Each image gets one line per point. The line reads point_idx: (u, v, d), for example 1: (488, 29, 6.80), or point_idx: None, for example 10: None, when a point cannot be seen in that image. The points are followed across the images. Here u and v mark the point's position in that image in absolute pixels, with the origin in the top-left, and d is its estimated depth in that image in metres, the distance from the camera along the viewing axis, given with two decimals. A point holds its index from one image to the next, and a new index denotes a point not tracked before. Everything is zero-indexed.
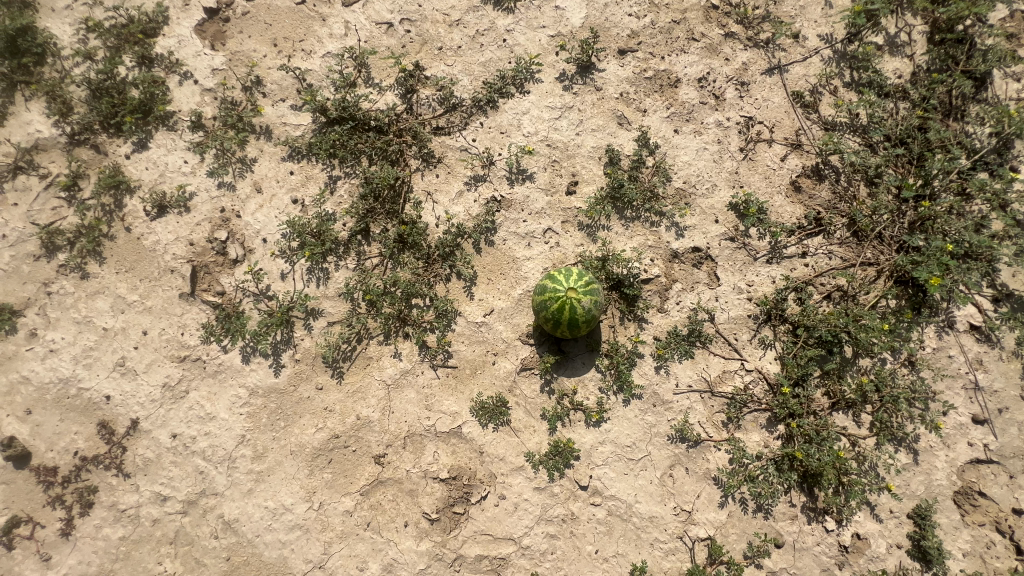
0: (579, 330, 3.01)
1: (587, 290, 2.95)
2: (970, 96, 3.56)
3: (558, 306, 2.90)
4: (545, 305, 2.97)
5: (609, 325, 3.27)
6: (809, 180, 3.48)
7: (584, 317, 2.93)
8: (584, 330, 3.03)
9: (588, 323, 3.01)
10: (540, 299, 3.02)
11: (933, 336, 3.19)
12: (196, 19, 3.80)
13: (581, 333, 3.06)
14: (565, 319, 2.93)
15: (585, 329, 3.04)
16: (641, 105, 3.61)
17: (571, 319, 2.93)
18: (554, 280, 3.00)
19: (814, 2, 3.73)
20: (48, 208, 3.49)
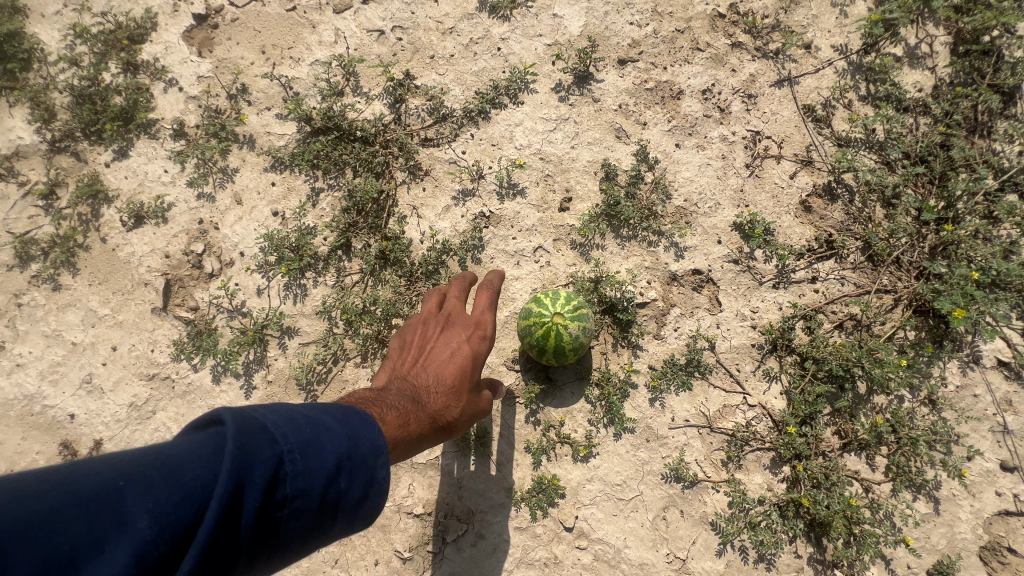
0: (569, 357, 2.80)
1: (575, 315, 2.74)
2: (998, 111, 3.31)
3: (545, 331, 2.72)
4: (530, 330, 2.76)
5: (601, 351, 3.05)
6: (820, 199, 3.24)
7: (571, 344, 2.72)
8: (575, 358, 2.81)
9: (579, 350, 2.79)
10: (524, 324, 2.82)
11: (956, 373, 2.91)
12: (184, 26, 3.72)
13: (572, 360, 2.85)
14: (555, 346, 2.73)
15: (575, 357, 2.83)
16: (641, 118, 3.41)
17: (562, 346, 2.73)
18: (540, 303, 2.79)
19: (828, 10, 3.52)
20: (25, 217, 3.41)
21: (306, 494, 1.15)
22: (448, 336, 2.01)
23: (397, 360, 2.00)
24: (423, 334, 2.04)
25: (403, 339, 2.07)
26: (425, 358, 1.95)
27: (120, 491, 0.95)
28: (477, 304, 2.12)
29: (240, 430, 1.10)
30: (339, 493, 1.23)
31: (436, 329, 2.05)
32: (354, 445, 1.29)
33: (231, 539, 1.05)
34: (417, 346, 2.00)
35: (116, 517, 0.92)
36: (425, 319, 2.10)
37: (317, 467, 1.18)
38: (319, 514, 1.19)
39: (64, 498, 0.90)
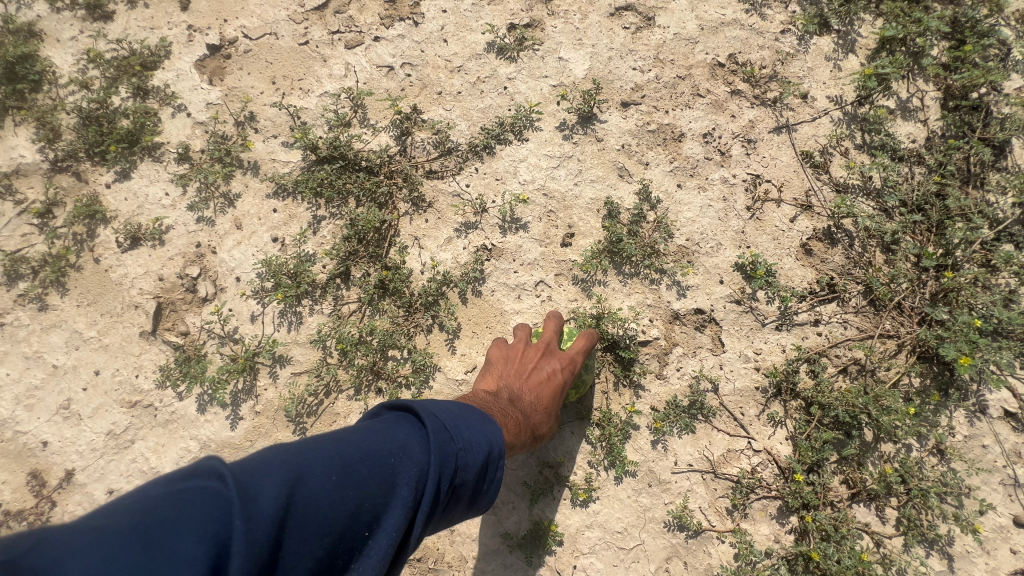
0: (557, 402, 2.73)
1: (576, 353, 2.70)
2: (990, 164, 3.41)
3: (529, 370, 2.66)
4: None
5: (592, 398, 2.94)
6: (820, 243, 3.26)
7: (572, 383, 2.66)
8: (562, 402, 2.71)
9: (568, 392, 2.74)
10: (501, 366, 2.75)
11: (963, 422, 2.85)
12: (197, 55, 3.79)
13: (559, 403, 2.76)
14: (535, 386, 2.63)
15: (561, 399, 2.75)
16: (643, 158, 3.47)
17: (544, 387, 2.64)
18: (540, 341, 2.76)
19: (822, 64, 3.67)
20: (19, 235, 3.36)
21: (473, 475, 1.55)
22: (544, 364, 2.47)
23: (500, 371, 2.45)
24: (526, 355, 2.51)
25: (505, 355, 2.52)
26: (524, 374, 2.39)
27: (386, 464, 1.33)
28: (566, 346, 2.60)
29: (433, 427, 1.49)
30: (487, 481, 1.63)
31: (534, 357, 2.50)
32: (495, 442, 1.67)
33: (437, 507, 1.43)
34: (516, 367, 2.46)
35: (387, 483, 1.31)
36: (525, 346, 2.57)
37: (478, 459, 1.57)
38: (478, 491, 1.60)
39: (359, 469, 1.30)
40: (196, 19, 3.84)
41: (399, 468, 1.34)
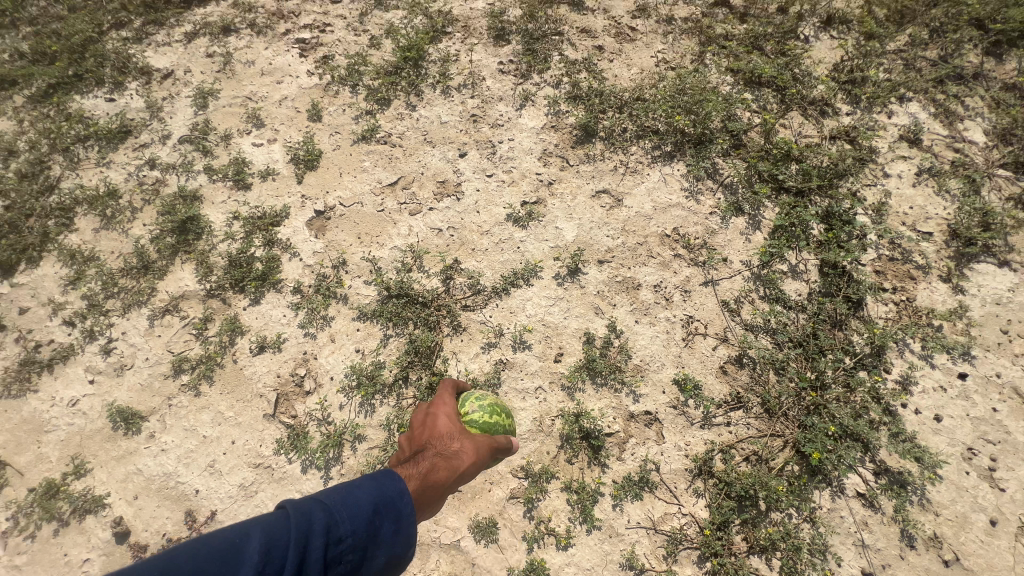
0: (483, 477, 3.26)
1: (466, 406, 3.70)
2: (851, 314, 4.97)
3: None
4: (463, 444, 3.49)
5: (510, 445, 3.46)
6: (732, 366, 4.74)
7: (479, 416, 3.54)
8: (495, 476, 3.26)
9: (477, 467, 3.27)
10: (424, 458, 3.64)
11: (827, 498, 4.15)
12: (307, 215, 5.62)
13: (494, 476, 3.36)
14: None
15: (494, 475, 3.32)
16: (612, 301, 5.05)
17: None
18: None
19: (737, 237, 5.42)
20: (182, 340, 4.89)
21: (347, 532, 1.98)
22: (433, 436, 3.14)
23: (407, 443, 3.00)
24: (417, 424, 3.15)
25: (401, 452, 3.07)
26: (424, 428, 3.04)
27: (239, 546, 1.68)
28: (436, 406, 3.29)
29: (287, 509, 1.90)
30: (368, 531, 2.06)
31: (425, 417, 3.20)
32: (367, 502, 2.13)
33: (312, 568, 1.83)
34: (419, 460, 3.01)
35: (241, 554, 1.67)
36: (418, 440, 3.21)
37: (348, 516, 2.03)
38: (369, 542, 2.05)
39: (205, 555, 1.61)
40: (307, 190, 5.80)
41: (249, 543, 1.71)
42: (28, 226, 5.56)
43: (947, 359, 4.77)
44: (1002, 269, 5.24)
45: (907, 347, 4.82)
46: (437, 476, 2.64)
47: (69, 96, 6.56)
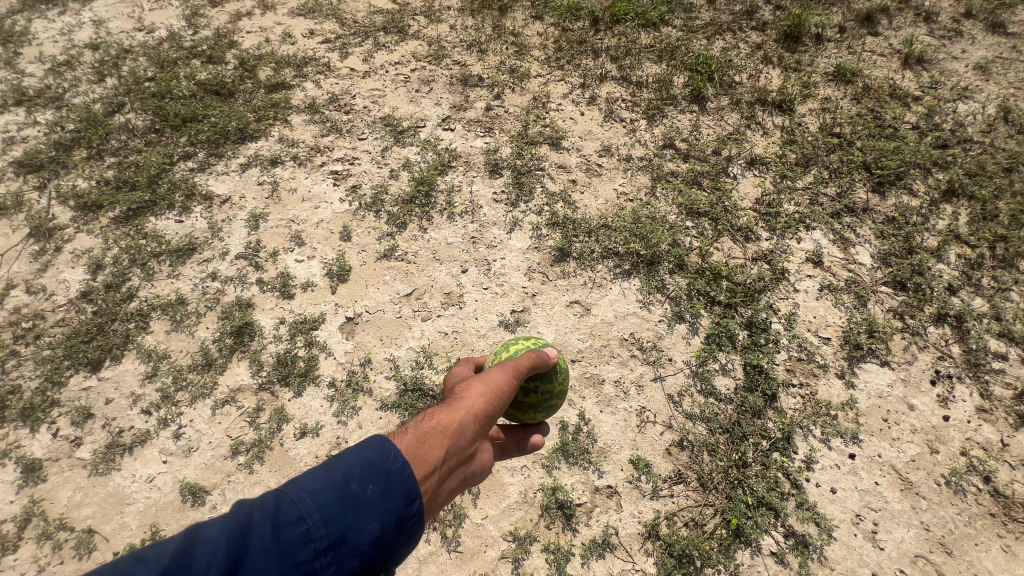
0: (547, 400, 4.77)
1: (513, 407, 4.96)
2: (768, 404, 6.38)
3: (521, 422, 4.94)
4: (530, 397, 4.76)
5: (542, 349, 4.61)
6: (675, 447, 6.07)
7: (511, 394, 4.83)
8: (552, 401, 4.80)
9: (533, 393, 4.71)
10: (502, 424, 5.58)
11: (748, 556, 5.35)
12: (339, 321, 7.05)
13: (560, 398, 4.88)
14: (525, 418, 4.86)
15: (557, 396, 4.86)
16: (582, 393, 6.45)
17: (532, 415, 4.84)
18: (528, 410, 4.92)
19: (679, 340, 6.94)
20: (238, 426, 6.10)
21: (310, 506, 2.44)
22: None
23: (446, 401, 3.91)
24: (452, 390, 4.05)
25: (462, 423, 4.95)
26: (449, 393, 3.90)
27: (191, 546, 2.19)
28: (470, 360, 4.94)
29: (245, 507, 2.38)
30: (338, 499, 2.52)
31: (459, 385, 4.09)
32: (336, 478, 2.58)
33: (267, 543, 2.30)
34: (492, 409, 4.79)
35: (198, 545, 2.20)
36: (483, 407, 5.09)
37: (313, 492, 2.50)
38: (349, 501, 2.52)
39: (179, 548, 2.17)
40: (340, 300, 7.26)
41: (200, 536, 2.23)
42: (112, 328, 6.89)
43: (841, 441, 6.16)
44: (882, 367, 6.79)
45: (811, 432, 6.21)
46: (430, 430, 3.13)
47: (147, 218, 8.14)
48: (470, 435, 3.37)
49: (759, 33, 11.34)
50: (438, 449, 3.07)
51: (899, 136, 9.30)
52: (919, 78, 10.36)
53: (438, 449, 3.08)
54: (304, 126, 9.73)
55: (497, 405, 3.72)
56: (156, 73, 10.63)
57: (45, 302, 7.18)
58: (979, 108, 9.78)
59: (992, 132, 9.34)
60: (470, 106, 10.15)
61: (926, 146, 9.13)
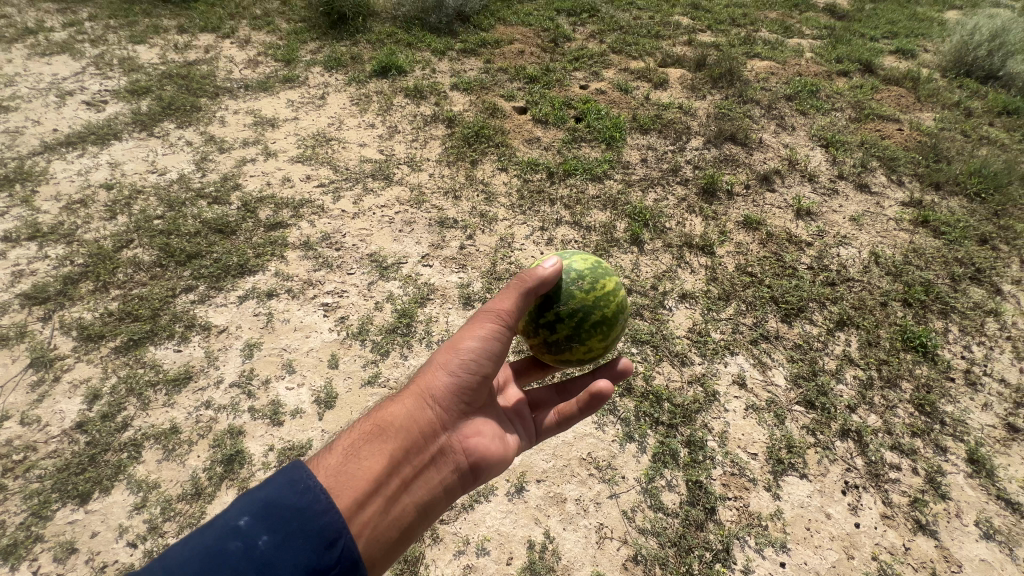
0: (586, 312, 5.84)
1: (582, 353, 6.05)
2: (709, 517, 7.33)
3: (592, 355, 6.14)
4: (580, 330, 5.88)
5: (524, 272, 5.71)
6: (631, 562, 6.93)
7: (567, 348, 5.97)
8: (592, 317, 5.84)
9: (567, 320, 5.84)
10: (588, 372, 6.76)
11: None
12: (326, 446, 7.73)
13: (597, 300, 5.89)
14: (588, 353, 6.05)
15: (595, 312, 5.87)
16: (546, 512, 7.40)
17: (589, 343, 5.99)
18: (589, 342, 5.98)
19: (631, 457, 7.99)
20: None
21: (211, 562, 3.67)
22: (534, 336, 6.07)
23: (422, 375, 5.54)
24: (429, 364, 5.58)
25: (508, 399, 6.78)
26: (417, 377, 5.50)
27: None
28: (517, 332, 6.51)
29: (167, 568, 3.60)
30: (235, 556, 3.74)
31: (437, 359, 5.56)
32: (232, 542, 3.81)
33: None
34: (557, 357, 6.14)
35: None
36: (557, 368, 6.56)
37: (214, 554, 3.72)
38: (245, 555, 3.75)
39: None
40: (327, 425, 7.99)
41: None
42: (104, 459, 7.35)
43: (772, 551, 7.11)
44: (801, 480, 7.96)
45: (746, 543, 7.16)
46: (370, 442, 5.00)
47: (145, 347, 8.88)
48: (406, 424, 5.17)
49: (683, 187, 13.93)
50: (374, 454, 4.91)
51: (797, 275, 11.42)
52: (810, 226, 12.87)
53: (376, 452, 4.94)
54: (298, 260, 10.97)
55: (429, 390, 5.39)
56: (165, 212, 11.96)
57: (38, 433, 7.65)
58: (857, 252, 12.18)
59: (868, 272, 11.60)
60: (446, 244, 11.78)
61: (819, 284, 11.23)
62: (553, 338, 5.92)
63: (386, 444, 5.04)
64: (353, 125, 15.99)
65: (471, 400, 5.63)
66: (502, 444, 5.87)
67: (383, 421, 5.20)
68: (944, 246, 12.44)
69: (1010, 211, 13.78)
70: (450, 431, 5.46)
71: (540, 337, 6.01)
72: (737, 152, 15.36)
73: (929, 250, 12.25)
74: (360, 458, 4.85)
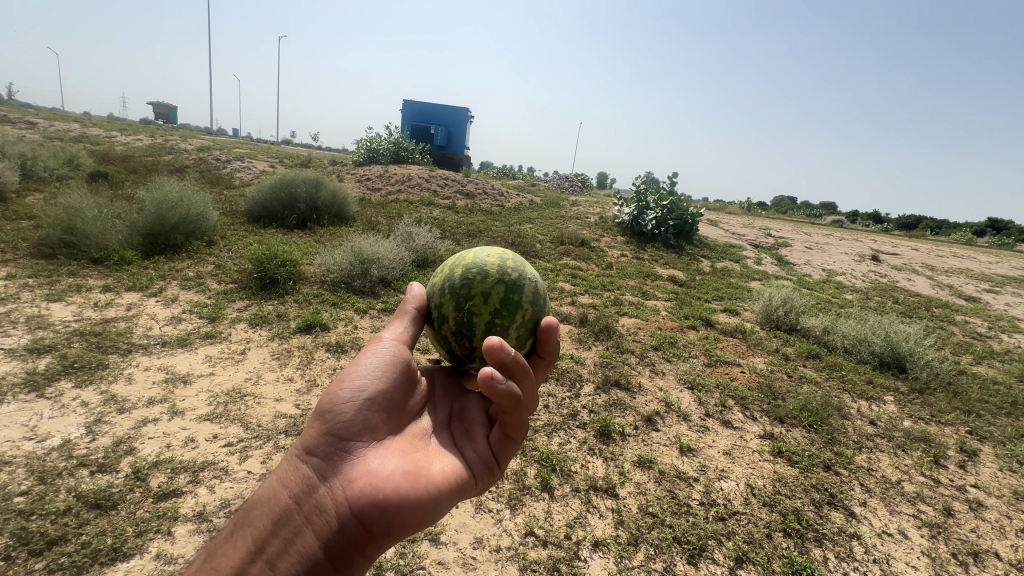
0: (451, 278, 7.01)
1: (475, 296, 6.73)
2: None
3: (495, 298, 6.73)
4: (457, 290, 6.85)
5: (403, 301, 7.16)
6: None
7: (458, 306, 6.78)
8: (456, 279, 6.93)
9: (445, 296, 6.97)
10: (528, 320, 6.88)
11: None
12: None
13: (453, 269, 7.10)
14: (488, 300, 6.69)
15: (457, 275, 7.00)
16: None
17: (480, 292, 6.76)
18: (467, 286, 6.81)
19: None
20: None
21: None
22: (453, 335, 6.90)
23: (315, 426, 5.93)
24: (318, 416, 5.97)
25: (458, 429, 6.70)
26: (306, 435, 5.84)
27: None
28: (468, 365, 7.38)
29: None
30: None
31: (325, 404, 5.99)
32: None
33: None
34: (474, 330, 6.72)
35: None
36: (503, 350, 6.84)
37: None
38: None
39: None
40: None
41: None
42: None
43: None
44: None
45: None
46: (236, 528, 5.20)
47: None
48: (272, 493, 5.30)
49: (583, 430, 15.61)
50: (235, 542, 5.04)
51: (692, 511, 12.48)
52: (693, 462, 14.65)
53: (241, 535, 5.09)
54: (188, 535, 9.96)
55: (300, 450, 5.57)
56: (32, 486, 10.76)
57: None
58: (735, 484, 13.82)
59: (749, 504, 13.03)
60: None
61: (712, 520, 12.28)
62: (451, 320, 6.85)
63: (249, 526, 5.14)
64: (271, 379, 16.57)
65: (348, 444, 5.61)
66: (401, 480, 5.38)
67: (249, 501, 5.34)
68: (801, 474, 14.59)
69: (839, 437, 16.88)
70: (329, 483, 5.32)
71: (452, 332, 6.90)
72: (623, 396, 17.96)
73: (790, 478, 14.28)
74: (218, 553, 4.99)
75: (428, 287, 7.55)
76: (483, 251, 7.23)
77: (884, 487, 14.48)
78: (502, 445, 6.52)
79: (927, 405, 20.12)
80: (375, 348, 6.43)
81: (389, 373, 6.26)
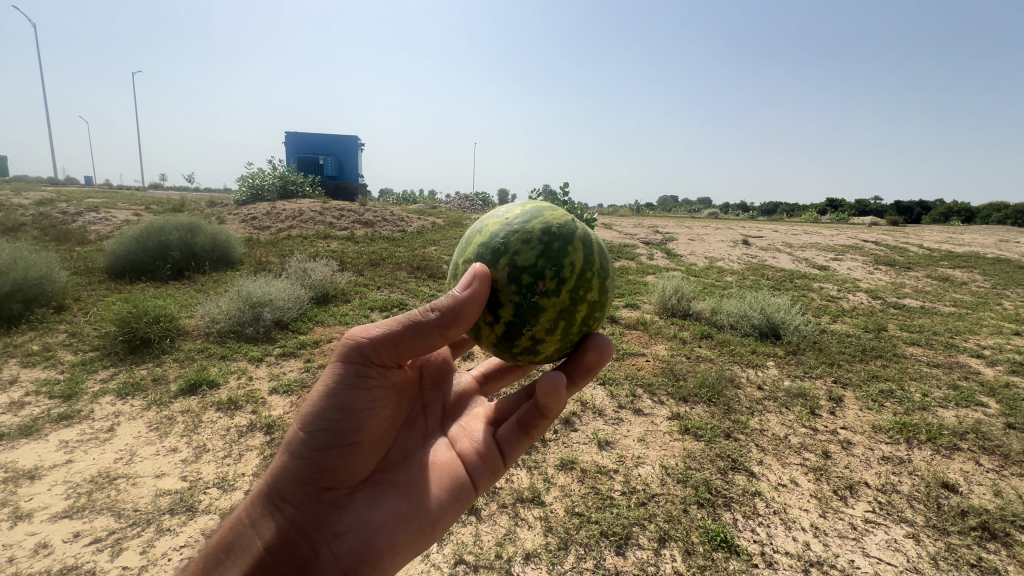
0: (569, 317, 5.91)
1: (578, 344, 6.34)
2: None
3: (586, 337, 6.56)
4: (568, 338, 6.09)
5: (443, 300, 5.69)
6: None
7: (559, 350, 6.18)
8: (575, 322, 5.98)
9: (553, 335, 5.92)
10: None
11: None
12: None
13: (566, 286, 5.77)
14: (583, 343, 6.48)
15: (575, 313, 5.96)
16: None
17: (584, 338, 6.32)
18: (578, 335, 6.16)
19: None
20: None
21: None
22: (527, 360, 6.24)
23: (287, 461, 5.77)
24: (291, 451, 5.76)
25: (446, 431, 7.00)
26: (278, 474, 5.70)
27: None
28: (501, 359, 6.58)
29: None
30: None
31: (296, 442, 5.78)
32: None
33: None
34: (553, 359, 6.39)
35: None
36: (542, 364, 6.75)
37: None
38: None
39: None
40: None
41: None
42: None
43: None
44: None
45: None
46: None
47: None
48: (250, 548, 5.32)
49: None
50: None
51: (615, 503, 12.89)
52: (611, 454, 15.19)
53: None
54: None
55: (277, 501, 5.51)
56: None
57: None
58: (651, 468, 14.55)
59: (665, 485, 13.76)
60: None
61: (634, 506, 12.78)
62: (540, 355, 6.10)
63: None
64: (148, 453, 14.43)
65: (332, 492, 5.67)
66: (394, 528, 5.74)
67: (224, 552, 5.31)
68: (706, 446, 15.74)
69: (735, 406, 18.51)
70: (313, 537, 5.42)
71: (528, 359, 6.21)
72: None
73: (698, 452, 15.34)
74: None
75: (508, 267, 5.78)
76: (605, 279, 6.18)
77: (775, 443, 16.10)
78: (501, 447, 6.65)
79: (800, 364, 22.87)
80: (357, 380, 5.81)
81: (372, 409, 6.02)
